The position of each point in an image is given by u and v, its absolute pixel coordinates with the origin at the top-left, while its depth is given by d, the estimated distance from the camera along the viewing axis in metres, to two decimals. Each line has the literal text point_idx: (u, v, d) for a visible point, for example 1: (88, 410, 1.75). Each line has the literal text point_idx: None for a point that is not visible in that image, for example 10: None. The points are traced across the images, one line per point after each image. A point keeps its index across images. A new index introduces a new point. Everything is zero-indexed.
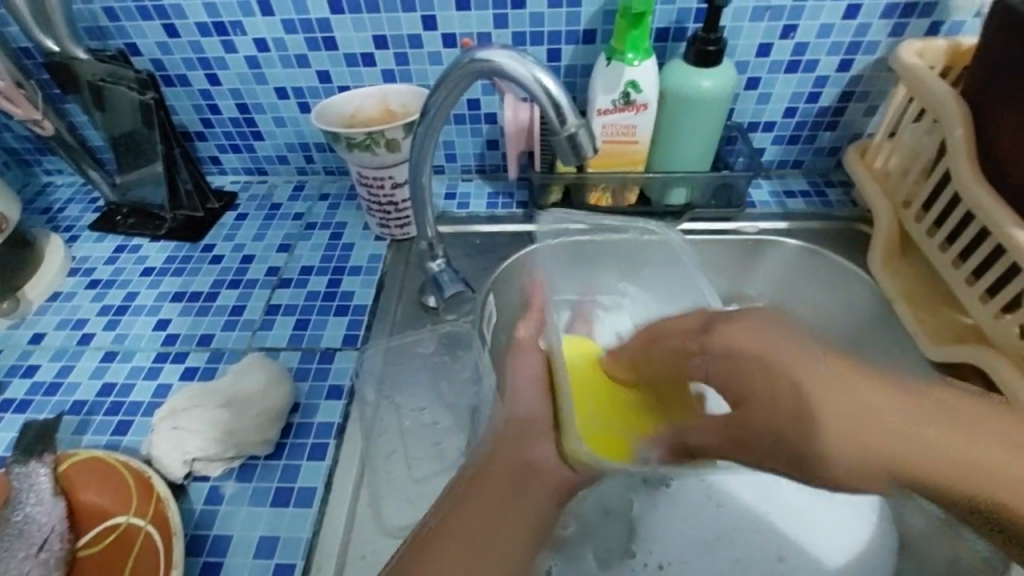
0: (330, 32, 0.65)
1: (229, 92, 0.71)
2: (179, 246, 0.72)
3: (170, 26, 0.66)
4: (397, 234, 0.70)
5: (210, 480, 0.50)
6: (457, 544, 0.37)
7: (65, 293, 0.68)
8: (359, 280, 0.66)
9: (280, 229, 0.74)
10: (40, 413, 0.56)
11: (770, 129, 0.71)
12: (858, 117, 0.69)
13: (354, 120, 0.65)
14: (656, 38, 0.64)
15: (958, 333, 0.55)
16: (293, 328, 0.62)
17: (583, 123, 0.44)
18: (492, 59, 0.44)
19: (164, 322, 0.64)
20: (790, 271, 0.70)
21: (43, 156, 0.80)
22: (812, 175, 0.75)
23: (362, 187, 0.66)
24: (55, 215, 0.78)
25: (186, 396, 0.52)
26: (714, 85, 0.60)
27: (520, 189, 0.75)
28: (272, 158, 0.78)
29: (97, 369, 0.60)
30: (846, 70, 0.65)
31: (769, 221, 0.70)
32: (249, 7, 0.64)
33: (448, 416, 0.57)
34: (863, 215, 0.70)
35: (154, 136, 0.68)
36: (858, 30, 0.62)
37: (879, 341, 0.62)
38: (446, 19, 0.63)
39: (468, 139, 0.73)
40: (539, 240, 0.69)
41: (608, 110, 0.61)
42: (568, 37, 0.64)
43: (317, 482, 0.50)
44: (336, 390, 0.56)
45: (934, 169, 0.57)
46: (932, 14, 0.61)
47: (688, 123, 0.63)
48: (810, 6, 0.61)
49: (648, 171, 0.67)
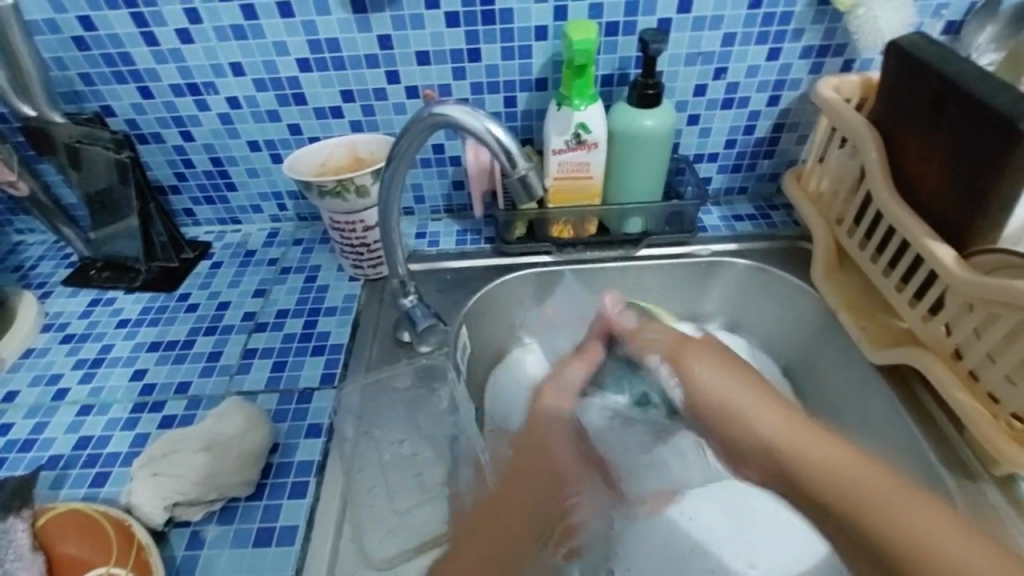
0: (299, 89, 0.69)
1: (202, 147, 0.75)
2: (155, 296, 0.74)
3: (145, 88, 0.70)
4: (370, 274, 0.73)
5: (191, 525, 0.51)
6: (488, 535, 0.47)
7: (38, 349, 0.69)
8: (334, 320, 0.69)
9: (255, 275, 0.76)
10: (13, 470, 0.56)
11: (713, 160, 0.77)
12: (791, 145, 0.76)
13: (325, 169, 0.69)
14: (602, 84, 0.70)
15: (896, 337, 0.59)
16: (270, 370, 0.63)
17: (531, 166, 0.48)
18: (448, 112, 0.48)
19: (140, 372, 0.65)
20: (744, 287, 0.75)
21: (16, 216, 0.82)
22: (757, 199, 0.81)
23: (334, 231, 0.69)
24: (27, 273, 0.78)
25: (164, 443, 0.53)
26: (656, 123, 0.65)
27: (487, 225, 0.79)
28: (246, 208, 0.81)
29: (73, 424, 0.60)
30: (775, 105, 0.72)
31: (720, 243, 0.75)
32: (221, 68, 0.68)
33: (426, 446, 0.59)
34: (805, 233, 0.75)
35: (129, 192, 0.70)
36: (781, 69, 0.69)
37: (829, 349, 0.67)
38: (408, 73, 0.68)
39: (435, 181, 0.77)
40: (508, 273, 0.73)
41: (562, 149, 0.66)
42: (523, 86, 0.69)
43: (298, 520, 0.51)
44: (315, 428, 0.57)
45: (858, 189, 0.63)
46: (844, 53, 0.68)
47: (636, 159, 0.68)
48: (737, 51, 0.67)
49: (605, 203, 0.72)
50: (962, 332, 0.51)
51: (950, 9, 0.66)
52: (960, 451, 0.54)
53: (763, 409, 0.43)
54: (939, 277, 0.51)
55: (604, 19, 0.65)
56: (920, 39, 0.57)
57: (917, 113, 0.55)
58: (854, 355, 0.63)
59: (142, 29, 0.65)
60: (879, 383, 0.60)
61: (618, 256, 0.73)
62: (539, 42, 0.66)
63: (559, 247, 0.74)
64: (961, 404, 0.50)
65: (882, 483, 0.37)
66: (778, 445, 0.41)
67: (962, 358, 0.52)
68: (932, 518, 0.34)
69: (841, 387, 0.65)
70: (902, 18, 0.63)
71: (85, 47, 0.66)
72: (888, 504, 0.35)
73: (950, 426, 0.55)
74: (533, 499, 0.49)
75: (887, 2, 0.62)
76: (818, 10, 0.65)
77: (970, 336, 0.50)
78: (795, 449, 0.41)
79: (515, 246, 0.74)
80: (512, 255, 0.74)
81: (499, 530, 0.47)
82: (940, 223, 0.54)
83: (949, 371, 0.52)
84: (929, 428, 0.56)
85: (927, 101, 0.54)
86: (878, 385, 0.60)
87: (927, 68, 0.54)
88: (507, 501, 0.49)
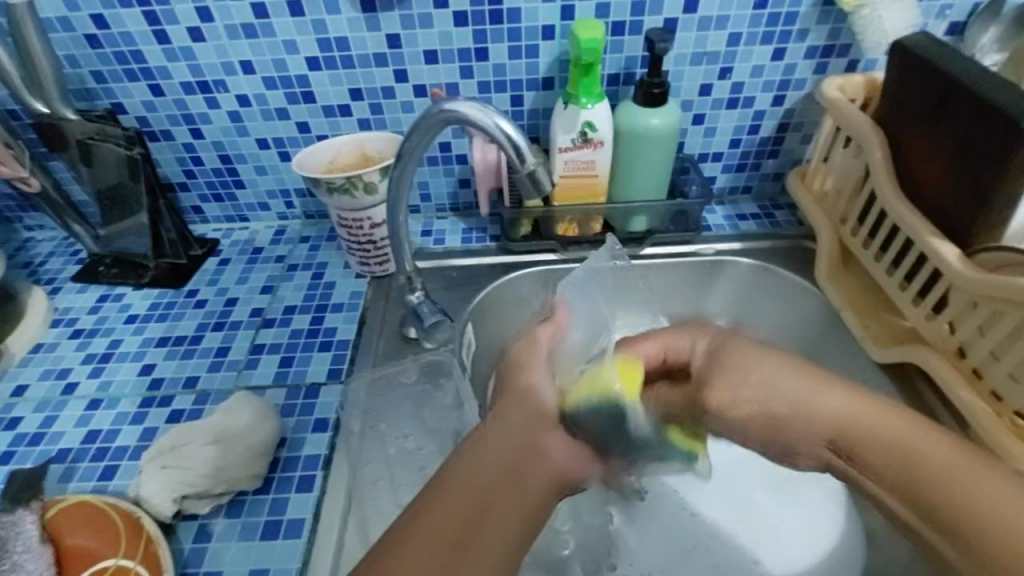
0: (308, 87, 0.70)
1: (211, 144, 0.75)
2: (162, 293, 0.74)
3: (155, 86, 0.70)
4: (377, 271, 0.73)
5: (199, 518, 0.52)
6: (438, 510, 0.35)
7: (48, 344, 0.69)
8: (341, 316, 0.69)
9: (262, 272, 0.76)
10: (23, 463, 0.57)
11: (718, 159, 0.77)
12: (796, 145, 0.76)
13: (333, 166, 0.70)
14: (608, 83, 0.70)
15: (900, 335, 0.60)
16: (277, 366, 0.64)
17: (539, 162, 0.49)
18: (459, 108, 0.49)
19: (149, 367, 0.65)
20: (748, 287, 0.75)
21: (25, 213, 0.82)
22: (761, 199, 0.81)
23: (342, 228, 0.70)
24: (36, 269, 0.79)
25: (173, 436, 0.54)
26: (662, 122, 0.66)
27: (492, 224, 0.80)
28: (253, 206, 0.81)
29: (82, 417, 0.60)
30: (780, 105, 0.72)
31: (724, 242, 0.75)
32: (231, 66, 0.69)
33: (432, 441, 0.59)
34: (809, 233, 0.76)
35: (139, 188, 0.71)
36: (786, 69, 0.69)
37: (832, 348, 0.67)
38: (416, 72, 0.69)
39: (441, 180, 0.78)
40: (513, 271, 0.73)
41: (568, 148, 0.67)
42: (529, 85, 0.70)
43: (305, 514, 0.51)
44: (322, 423, 0.58)
45: (862, 189, 0.63)
46: (848, 54, 0.68)
47: (642, 157, 0.68)
48: (742, 51, 0.68)
49: (610, 202, 0.72)
50: (966, 329, 0.51)
51: (954, 10, 0.66)
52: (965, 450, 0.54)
53: (821, 393, 0.41)
54: (943, 275, 0.51)
55: (610, 19, 0.65)
56: (924, 39, 0.57)
57: (922, 112, 0.56)
58: (857, 353, 0.63)
59: (154, 27, 0.66)
60: (883, 382, 0.60)
61: None
62: (546, 41, 0.67)
63: (565, 245, 0.74)
64: (965, 402, 0.51)
65: (964, 458, 0.36)
66: (843, 419, 0.40)
67: (966, 356, 0.52)
68: (977, 475, 0.35)
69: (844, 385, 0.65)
70: (907, 19, 0.64)
71: (98, 45, 0.67)
72: (964, 480, 0.35)
73: (954, 425, 0.55)
74: (486, 470, 0.37)
75: (891, 3, 0.63)
76: (823, 11, 0.65)
77: (974, 334, 0.51)
78: (863, 430, 0.39)
79: (520, 244, 0.74)
80: (517, 253, 0.75)
81: (449, 512, 0.35)
82: (944, 222, 0.54)
83: (952, 369, 0.52)
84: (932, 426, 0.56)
85: (931, 101, 0.55)
86: (882, 383, 0.60)
87: (931, 68, 0.54)
88: (456, 485, 0.36)
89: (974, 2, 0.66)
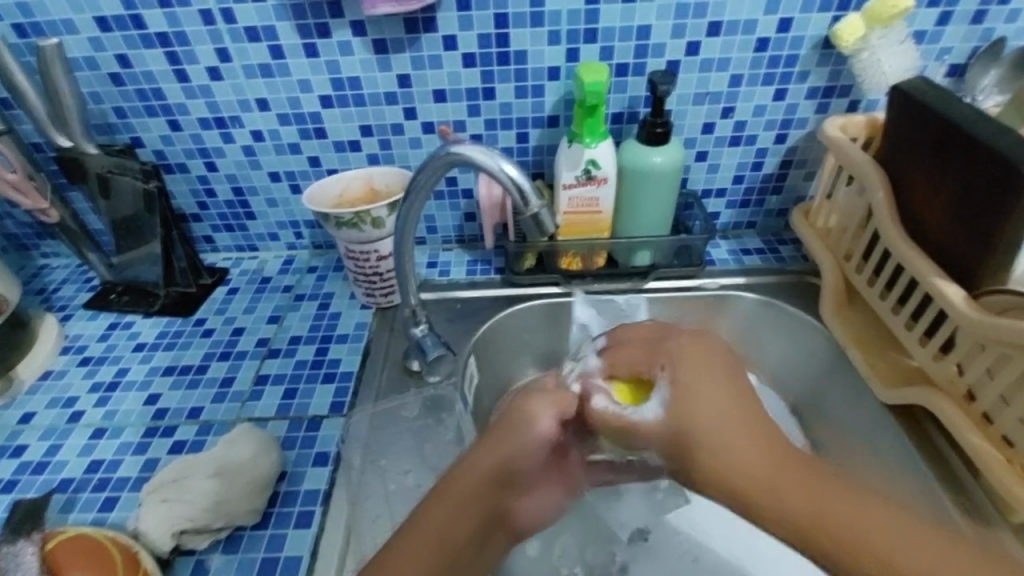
0: (320, 123, 0.72)
1: (225, 177, 0.77)
2: (171, 321, 0.75)
3: (174, 122, 0.73)
4: (382, 302, 0.74)
5: (196, 553, 0.51)
6: (433, 520, 0.42)
7: (57, 371, 0.70)
8: (346, 347, 0.70)
9: (270, 301, 0.77)
10: (26, 492, 0.57)
11: (722, 195, 0.78)
12: (799, 182, 0.77)
13: (341, 201, 0.72)
14: (612, 121, 0.72)
15: (907, 374, 0.59)
16: (281, 398, 0.64)
17: (543, 204, 0.49)
18: (464, 152, 0.50)
19: (154, 397, 0.66)
20: (753, 323, 0.75)
21: (42, 240, 0.84)
22: (766, 234, 0.82)
23: (349, 260, 0.71)
24: (49, 296, 0.81)
25: (174, 469, 0.54)
26: (664, 160, 0.67)
27: (497, 256, 0.81)
28: (263, 236, 0.83)
29: (86, 447, 0.61)
30: (782, 143, 0.73)
31: (728, 277, 0.75)
32: (247, 104, 0.71)
33: (432, 478, 0.58)
34: (813, 268, 0.76)
35: (154, 220, 0.73)
36: (788, 109, 0.71)
37: (840, 383, 0.66)
38: (425, 110, 0.71)
39: (447, 213, 0.79)
40: (516, 303, 0.74)
41: (572, 184, 0.68)
42: (535, 122, 0.71)
43: (303, 550, 0.51)
44: (323, 457, 0.58)
45: (866, 227, 0.63)
46: (849, 94, 0.69)
47: (644, 194, 0.69)
48: (744, 92, 0.69)
49: (614, 236, 0.73)
50: (974, 371, 0.50)
51: (953, 54, 0.68)
52: (978, 496, 0.53)
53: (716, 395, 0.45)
54: (949, 316, 0.51)
55: (614, 61, 0.67)
56: (922, 83, 0.59)
57: (923, 153, 0.56)
58: (864, 392, 0.62)
59: (175, 67, 0.69)
60: (892, 423, 0.59)
61: (627, 288, 0.74)
62: (551, 81, 0.68)
63: (568, 278, 0.75)
64: (972, 444, 0.50)
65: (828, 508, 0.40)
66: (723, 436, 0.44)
67: (975, 400, 0.51)
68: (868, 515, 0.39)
69: (851, 422, 0.64)
70: (906, 62, 0.65)
71: (121, 82, 0.70)
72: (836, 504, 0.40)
73: (966, 470, 0.54)
74: (465, 521, 0.42)
75: (890, 47, 0.64)
76: (823, 53, 0.66)
77: (982, 376, 0.50)
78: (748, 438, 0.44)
79: (525, 277, 0.75)
80: (521, 286, 0.75)
81: (430, 540, 0.42)
82: (947, 262, 0.54)
83: (961, 411, 0.52)
84: (943, 469, 0.55)
85: (931, 144, 0.55)
86: (891, 425, 0.59)
87: (929, 112, 0.55)
88: (477, 464, 0.43)
89: (973, 46, 0.67)
